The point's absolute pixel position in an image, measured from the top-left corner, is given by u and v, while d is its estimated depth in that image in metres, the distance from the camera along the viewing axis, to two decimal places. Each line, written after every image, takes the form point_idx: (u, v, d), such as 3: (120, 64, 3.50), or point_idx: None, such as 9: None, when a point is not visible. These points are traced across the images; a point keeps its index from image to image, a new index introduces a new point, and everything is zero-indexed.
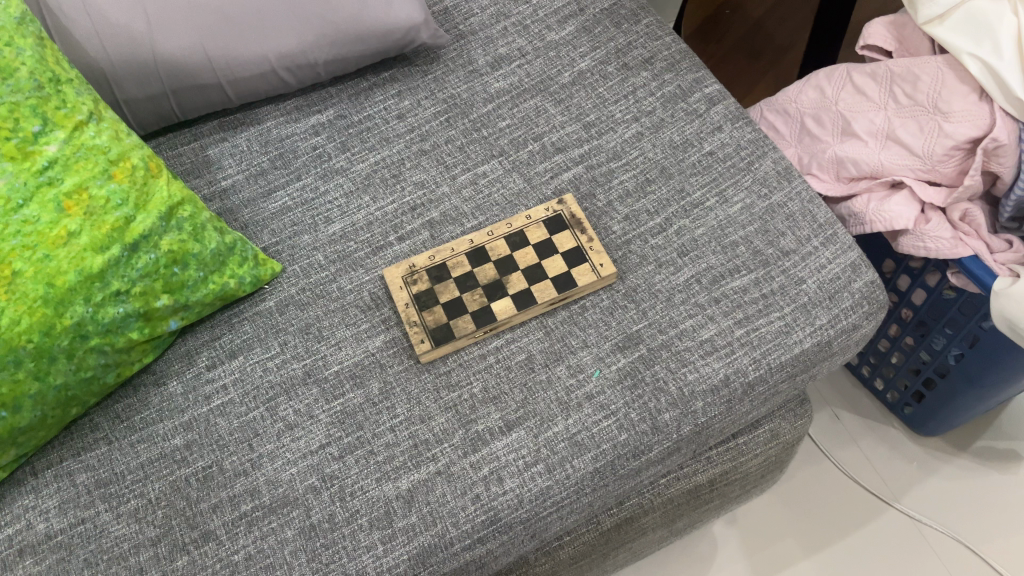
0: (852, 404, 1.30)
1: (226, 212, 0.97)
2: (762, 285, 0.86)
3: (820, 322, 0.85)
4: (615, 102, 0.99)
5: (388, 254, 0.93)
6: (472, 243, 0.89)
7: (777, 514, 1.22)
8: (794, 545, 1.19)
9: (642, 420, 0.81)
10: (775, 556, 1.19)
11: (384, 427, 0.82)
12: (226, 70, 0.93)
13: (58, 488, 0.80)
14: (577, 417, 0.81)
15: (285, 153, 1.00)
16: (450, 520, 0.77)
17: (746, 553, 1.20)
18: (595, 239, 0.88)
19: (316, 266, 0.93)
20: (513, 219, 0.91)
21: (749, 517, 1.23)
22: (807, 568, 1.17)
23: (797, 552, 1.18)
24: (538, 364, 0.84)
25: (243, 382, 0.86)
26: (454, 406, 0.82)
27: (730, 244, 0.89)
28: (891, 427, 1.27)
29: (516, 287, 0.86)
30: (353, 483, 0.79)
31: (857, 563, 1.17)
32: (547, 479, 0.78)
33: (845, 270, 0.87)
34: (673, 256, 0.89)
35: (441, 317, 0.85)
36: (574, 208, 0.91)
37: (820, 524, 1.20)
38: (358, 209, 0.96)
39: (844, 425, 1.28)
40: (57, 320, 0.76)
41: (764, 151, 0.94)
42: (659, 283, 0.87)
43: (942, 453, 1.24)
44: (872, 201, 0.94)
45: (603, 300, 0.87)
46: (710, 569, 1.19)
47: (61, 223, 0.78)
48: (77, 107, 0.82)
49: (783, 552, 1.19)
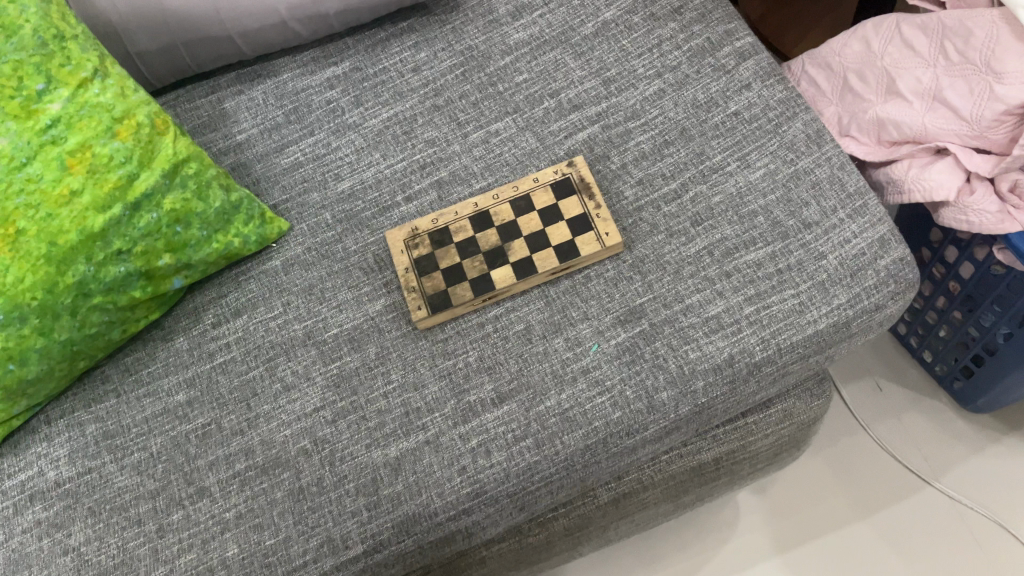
0: (897, 373, 1.23)
1: (240, 166, 0.96)
2: (779, 260, 0.81)
3: (838, 301, 0.79)
4: (639, 55, 0.93)
5: (395, 215, 0.91)
6: (475, 207, 0.87)
7: (808, 486, 1.18)
8: (822, 517, 1.15)
9: (638, 398, 0.78)
10: (801, 527, 1.15)
11: (377, 393, 0.81)
12: (236, 23, 0.92)
13: (69, 437, 0.84)
14: (570, 392, 0.79)
15: (299, 107, 0.98)
16: (435, 491, 0.76)
17: (770, 522, 1.16)
18: (602, 206, 0.84)
19: (323, 225, 0.92)
20: (519, 183, 0.88)
21: (777, 486, 1.18)
22: (834, 542, 1.13)
23: (825, 525, 1.14)
24: (535, 336, 0.82)
25: (246, 340, 0.86)
26: (448, 374, 0.81)
27: (748, 214, 0.83)
28: (938, 401, 1.20)
29: (517, 256, 0.84)
30: (342, 448, 0.79)
31: (888, 541, 1.12)
32: (534, 455, 0.77)
33: (872, 245, 0.81)
34: (686, 225, 0.84)
35: (439, 283, 0.84)
36: (583, 171, 0.87)
37: (851, 497, 1.15)
38: (369, 166, 0.94)
39: (886, 395, 1.22)
40: (59, 277, 0.78)
41: (794, 112, 0.87)
42: (668, 253, 0.83)
43: (992, 431, 1.17)
44: (913, 168, 0.86)
45: (608, 270, 0.83)
46: (731, 536, 1.16)
47: (63, 182, 0.79)
48: (81, 63, 0.82)
49: (810, 523, 1.15)
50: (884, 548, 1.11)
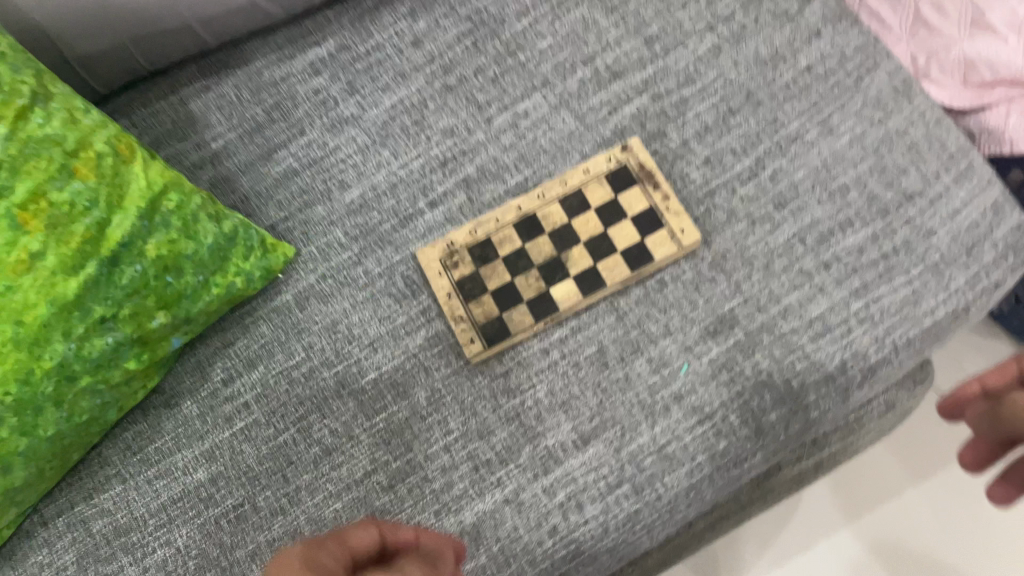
0: None
1: (222, 182, 0.80)
2: (883, 242, 0.70)
3: (955, 284, 0.69)
4: (683, 6, 0.80)
5: (420, 225, 0.77)
6: (520, 210, 0.73)
7: (875, 465, 1.04)
8: (892, 496, 1.03)
9: (743, 423, 0.68)
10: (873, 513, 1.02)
11: (437, 447, 0.69)
12: (195, 10, 0.75)
13: (73, 539, 0.70)
14: (665, 424, 0.68)
15: (282, 100, 0.82)
16: (526, 559, 0.66)
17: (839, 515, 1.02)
18: (673, 198, 0.72)
19: (335, 246, 0.77)
20: (568, 176, 0.74)
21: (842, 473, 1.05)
22: (910, 525, 1.01)
23: (898, 506, 1.02)
24: (612, 359, 0.70)
25: (268, 398, 0.73)
26: (517, 416, 0.70)
27: (838, 189, 0.72)
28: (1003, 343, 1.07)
29: (580, 266, 0.71)
30: (408, 519, 0.68)
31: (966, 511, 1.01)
32: (634, 503, 0.67)
33: (985, 214, 0.71)
34: (768, 210, 0.72)
35: (492, 307, 0.71)
36: (642, 156, 0.74)
37: (919, 469, 1.04)
38: (379, 168, 0.79)
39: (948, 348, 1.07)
40: (34, 364, 0.62)
41: (874, 61, 0.76)
42: (753, 246, 0.71)
43: None
44: (1013, 113, 0.76)
45: (686, 272, 0.72)
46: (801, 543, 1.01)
47: (19, 244, 0.62)
48: (15, 89, 0.65)
49: (881, 506, 1.02)
50: (963, 521, 1.01)
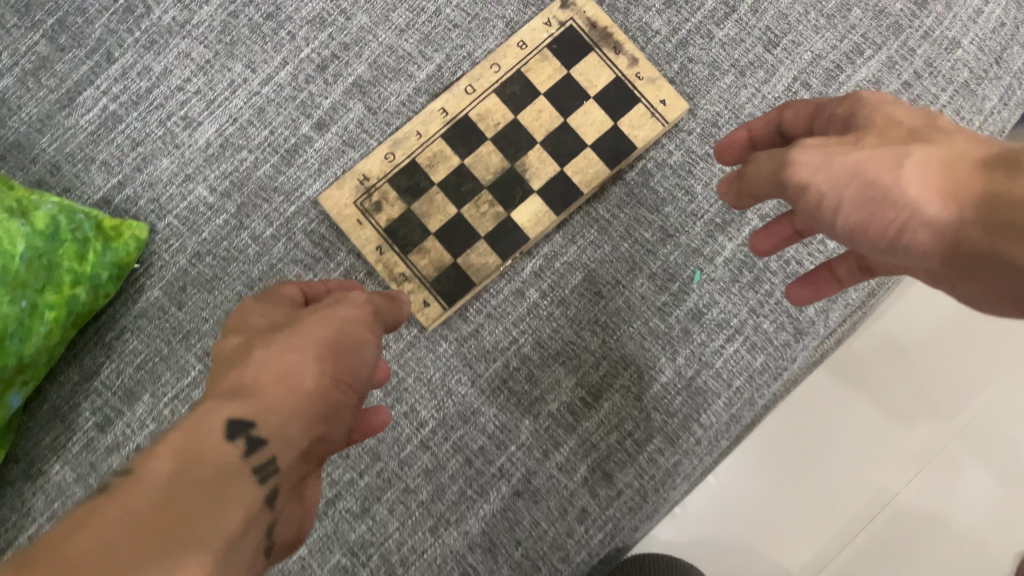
0: None
1: (14, 151, 0.56)
2: (900, 70, 0.56)
3: (991, 105, 0.56)
4: None
5: (312, 158, 0.57)
6: (447, 117, 0.56)
7: None
8: None
9: (780, 328, 0.55)
10: None
11: (412, 448, 0.54)
12: None
13: None
14: (687, 352, 0.54)
15: (66, 17, 0.58)
16: (558, 557, 0.53)
17: None
18: (638, 59, 0.56)
19: (203, 209, 0.57)
20: (498, 57, 0.56)
21: None
22: None
23: None
24: (606, 285, 0.55)
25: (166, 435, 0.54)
26: (504, 384, 0.55)
27: (836, 11, 0.57)
28: None
29: (543, 176, 0.54)
30: (399, 547, 0.53)
31: None
32: (672, 455, 0.54)
33: (1010, 8, 0.57)
34: (756, 53, 0.56)
35: (443, 253, 0.54)
36: (591, 13, 0.56)
37: None
38: (233, 89, 0.58)
39: None
40: None
41: None
42: (748, 103, 0.56)
43: None
44: None
45: (672, 153, 0.56)
46: None
47: None
48: None
49: None
50: None
